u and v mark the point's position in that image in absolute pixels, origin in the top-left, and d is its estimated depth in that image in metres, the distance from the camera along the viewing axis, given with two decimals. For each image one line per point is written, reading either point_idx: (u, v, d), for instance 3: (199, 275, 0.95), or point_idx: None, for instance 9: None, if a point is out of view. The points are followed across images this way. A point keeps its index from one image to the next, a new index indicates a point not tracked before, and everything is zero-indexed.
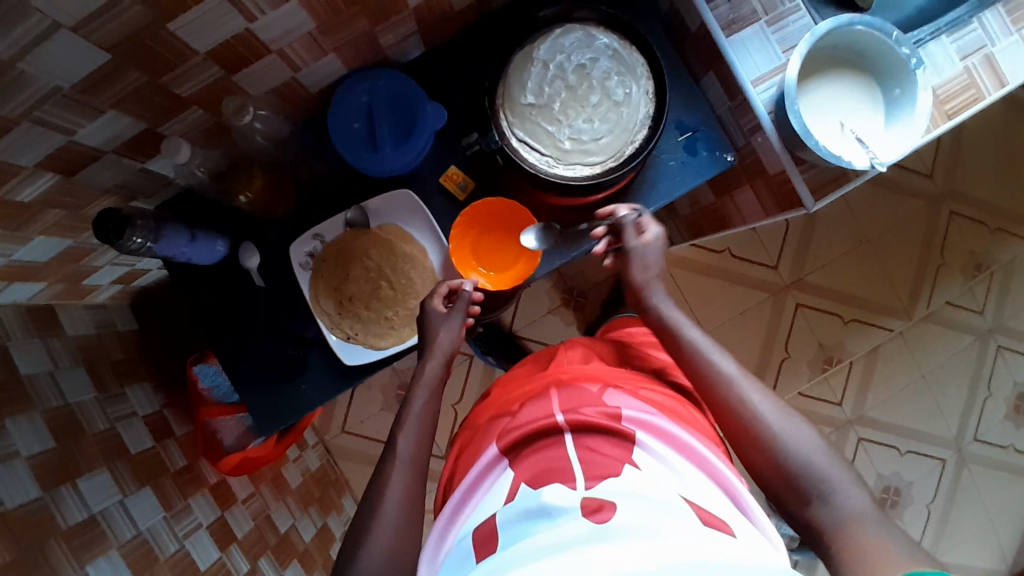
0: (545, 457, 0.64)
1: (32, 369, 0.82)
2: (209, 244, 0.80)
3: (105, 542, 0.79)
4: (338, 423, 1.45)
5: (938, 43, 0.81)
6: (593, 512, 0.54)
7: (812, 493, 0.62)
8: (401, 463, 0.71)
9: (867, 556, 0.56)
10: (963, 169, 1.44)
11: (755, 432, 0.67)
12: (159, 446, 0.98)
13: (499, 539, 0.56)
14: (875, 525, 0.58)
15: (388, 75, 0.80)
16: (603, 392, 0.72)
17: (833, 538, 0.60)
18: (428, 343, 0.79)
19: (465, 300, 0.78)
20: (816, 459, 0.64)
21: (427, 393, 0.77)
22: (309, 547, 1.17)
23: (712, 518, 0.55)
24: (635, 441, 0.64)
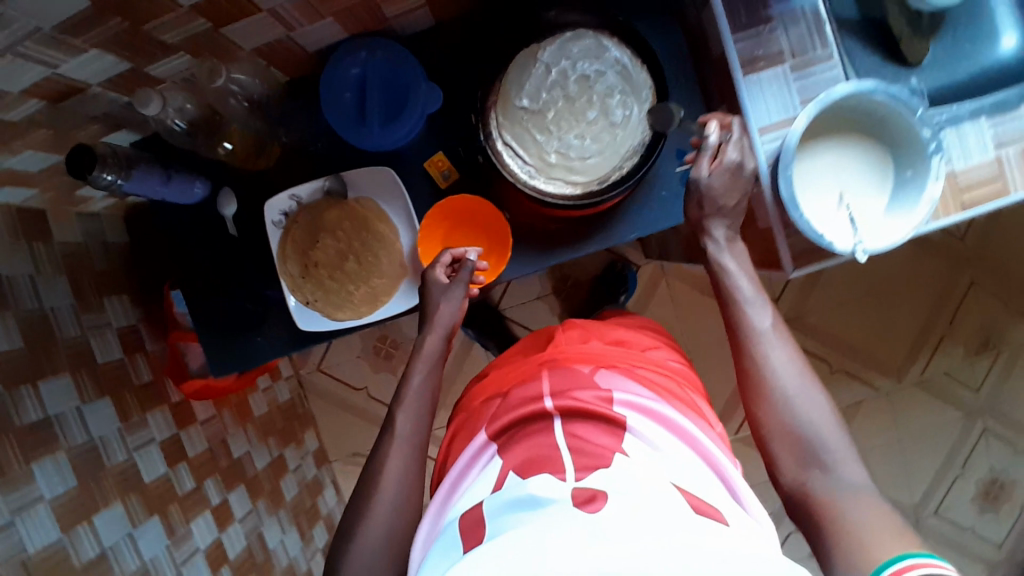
0: (534, 444, 0.62)
1: (12, 272, 0.84)
2: (187, 185, 0.81)
3: (56, 444, 0.82)
4: (314, 361, 1.49)
5: (974, 124, 0.77)
6: (585, 501, 0.51)
7: (813, 461, 0.63)
8: (399, 440, 0.71)
9: (862, 531, 0.55)
10: (999, 240, 1.36)
11: (766, 391, 0.67)
12: (126, 360, 1.01)
13: (486, 528, 0.53)
14: (867, 498, 0.59)
15: (394, 57, 0.78)
16: (595, 374, 0.72)
17: (822, 504, 0.60)
18: (429, 315, 0.77)
19: (467, 271, 0.76)
20: (815, 424, 0.64)
21: (427, 368, 0.76)
22: (259, 475, 1.23)
23: (704, 505, 0.53)
24: (625, 428, 0.63)
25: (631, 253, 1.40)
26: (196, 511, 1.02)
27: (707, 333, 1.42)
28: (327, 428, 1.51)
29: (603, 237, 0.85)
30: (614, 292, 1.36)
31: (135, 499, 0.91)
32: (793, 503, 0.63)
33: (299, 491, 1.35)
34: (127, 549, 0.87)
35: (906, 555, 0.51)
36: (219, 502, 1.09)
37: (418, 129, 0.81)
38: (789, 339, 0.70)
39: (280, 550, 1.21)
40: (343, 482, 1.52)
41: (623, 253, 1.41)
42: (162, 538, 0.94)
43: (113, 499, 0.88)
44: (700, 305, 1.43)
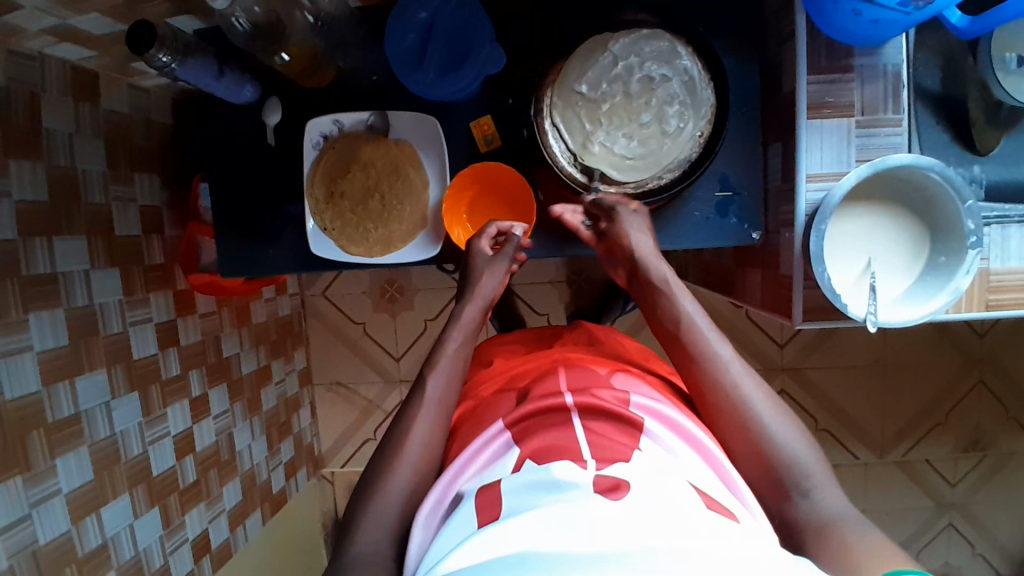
0: (550, 434, 0.62)
1: (53, 125, 0.86)
2: (235, 85, 0.82)
3: (56, 300, 0.85)
4: (321, 285, 1.51)
5: (1022, 231, 0.75)
6: (608, 490, 0.53)
7: (791, 488, 0.62)
8: (427, 408, 0.71)
9: (853, 553, 0.55)
10: (1016, 346, 1.36)
11: (739, 415, 0.66)
12: (142, 238, 1.03)
13: (503, 505, 0.54)
14: (854, 522, 0.59)
15: (473, 15, 0.77)
16: (611, 375, 0.72)
17: (816, 531, 0.59)
18: (471, 287, 0.80)
19: (513, 246, 0.80)
20: (794, 449, 0.64)
21: (461, 338, 0.77)
22: (243, 379, 1.26)
23: (718, 505, 0.55)
24: (643, 430, 0.63)
25: None
26: (175, 398, 1.06)
27: None
28: (317, 352, 1.54)
29: None
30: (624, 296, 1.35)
31: (119, 369, 0.95)
32: (786, 533, 0.62)
33: (276, 404, 1.38)
34: (101, 416, 0.90)
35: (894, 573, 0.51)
36: (199, 394, 1.12)
37: (474, 85, 0.81)
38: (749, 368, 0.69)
39: (244, 455, 1.25)
40: (320, 407, 1.55)
41: None
42: (137, 415, 0.97)
43: (98, 366, 0.91)
44: None
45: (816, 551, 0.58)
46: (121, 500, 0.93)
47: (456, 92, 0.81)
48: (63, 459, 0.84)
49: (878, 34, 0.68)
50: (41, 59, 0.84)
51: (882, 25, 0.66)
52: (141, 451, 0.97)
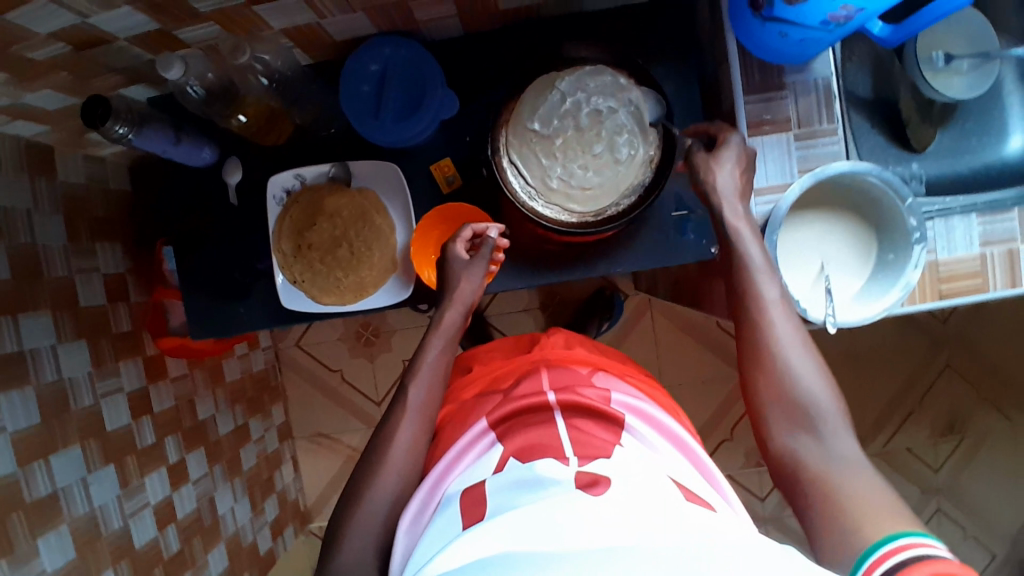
0: (534, 433, 0.66)
1: (11, 204, 0.85)
2: (194, 149, 0.83)
3: (24, 378, 0.83)
4: (294, 337, 1.50)
5: (965, 220, 0.78)
6: (587, 484, 0.55)
7: (803, 425, 0.64)
8: (409, 411, 0.73)
9: (849, 506, 0.56)
10: (979, 328, 1.42)
11: (773, 360, 0.67)
12: (108, 306, 1.02)
13: (487, 505, 0.56)
14: (857, 470, 0.60)
15: (435, 71, 0.80)
16: (593, 375, 0.77)
17: (811, 474, 0.61)
18: (450, 291, 0.80)
19: (489, 248, 0.79)
20: (813, 392, 0.65)
21: (442, 344, 0.79)
22: (221, 440, 1.24)
23: (694, 495, 0.58)
24: (624, 427, 0.68)
25: (623, 282, 1.43)
26: (152, 467, 1.03)
27: (684, 371, 1.44)
28: (296, 404, 1.52)
29: (590, 267, 0.87)
30: (599, 318, 1.37)
31: (94, 444, 0.92)
32: (785, 469, 0.64)
33: (257, 462, 1.36)
34: (79, 493, 0.88)
35: (888, 539, 0.51)
36: (176, 460, 1.10)
37: (431, 128, 0.83)
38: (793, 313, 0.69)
39: (228, 518, 1.21)
40: (303, 460, 1.53)
41: (613, 281, 1.43)
42: (115, 488, 0.94)
43: (73, 442, 0.89)
44: (683, 345, 1.44)
45: (810, 495, 0.60)
46: None
47: (397, 142, 0.83)
48: (44, 539, 0.81)
49: (804, 51, 0.72)
50: None
51: (809, 42, 0.70)
52: (122, 524, 0.94)
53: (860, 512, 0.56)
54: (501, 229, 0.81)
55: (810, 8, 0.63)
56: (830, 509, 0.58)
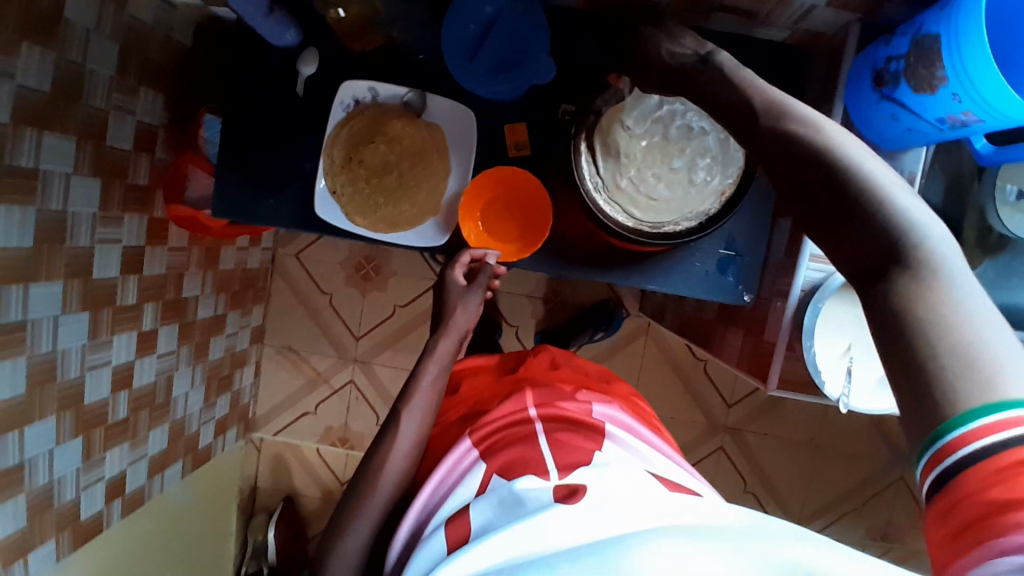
0: (518, 448, 0.65)
1: (74, 17, 0.81)
2: (281, 27, 0.80)
3: (31, 198, 0.79)
4: (295, 247, 1.46)
5: None
6: (567, 496, 0.56)
7: (895, 260, 0.43)
8: (404, 442, 0.70)
9: (964, 347, 0.39)
10: None
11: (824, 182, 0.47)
12: (132, 154, 0.98)
13: (474, 522, 0.58)
14: (972, 293, 0.41)
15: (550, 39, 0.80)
16: (576, 391, 0.78)
17: (928, 287, 0.41)
18: (447, 319, 0.80)
19: (486, 274, 0.81)
20: (908, 211, 0.44)
21: (438, 369, 0.76)
22: (195, 323, 1.20)
23: (675, 486, 0.62)
24: (606, 435, 0.68)
25: (629, 301, 1.43)
26: (123, 328, 1.00)
27: (657, 403, 1.45)
28: (275, 312, 1.49)
29: (625, 275, 0.86)
30: (595, 326, 1.37)
31: (75, 285, 0.89)
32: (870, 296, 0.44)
33: (222, 356, 1.33)
34: (46, 329, 0.84)
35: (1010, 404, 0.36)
36: (150, 329, 1.07)
37: (520, 90, 0.82)
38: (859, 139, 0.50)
39: (179, 402, 1.19)
40: (264, 367, 1.50)
41: (620, 295, 1.43)
42: (82, 336, 0.91)
43: (56, 277, 0.85)
44: (664, 379, 1.45)
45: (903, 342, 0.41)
46: (47, 422, 0.87)
47: (482, 92, 0.82)
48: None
49: (904, 142, 0.72)
50: None
51: (914, 134, 0.70)
52: (78, 375, 0.91)
53: (985, 362, 0.38)
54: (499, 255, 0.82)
55: (933, 102, 0.64)
56: (945, 346, 0.39)
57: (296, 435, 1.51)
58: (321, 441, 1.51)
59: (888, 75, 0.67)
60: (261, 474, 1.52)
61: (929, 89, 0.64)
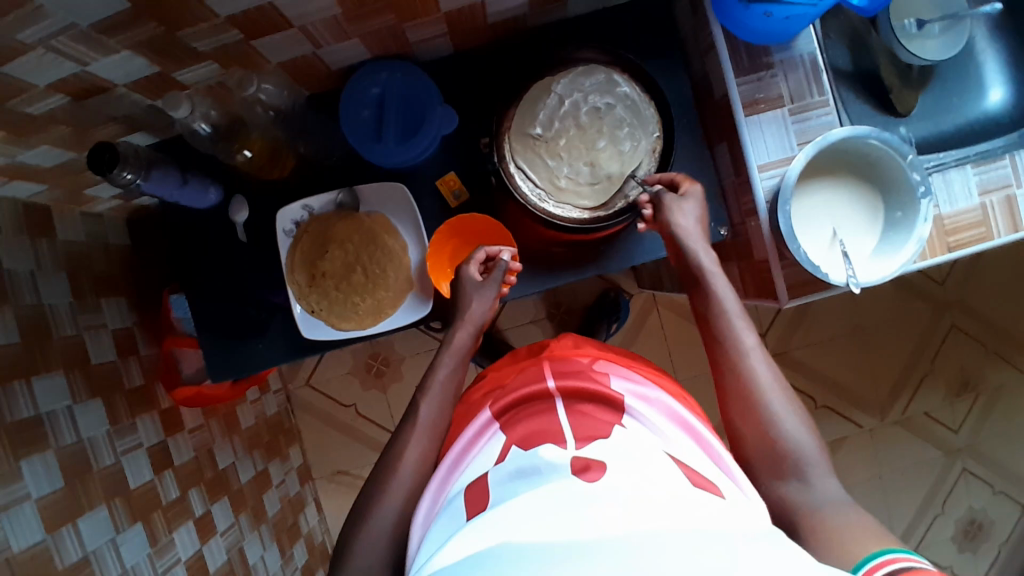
0: (536, 422, 0.66)
1: (15, 265, 0.84)
2: (201, 190, 0.83)
3: (44, 443, 0.81)
4: (304, 376, 1.48)
5: (962, 172, 0.81)
6: (581, 471, 0.56)
7: (790, 473, 0.63)
8: (420, 426, 0.73)
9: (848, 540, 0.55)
10: (979, 287, 1.45)
11: (743, 390, 0.69)
12: (119, 361, 1.00)
13: (490, 495, 0.57)
14: (848, 510, 0.59)
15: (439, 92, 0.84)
16: (593, 362, 0.76)
17: (800, 520, 0.60)
18: (462, 311, 0.79)
19: (500, 269, 0.79)
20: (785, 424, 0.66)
21: (453, 361, 0.78)
22: (244, 489, 1.20)
23: (702, 480, 0.57)
24: (624, 409, 0.68)
25: (627, 282, 1.44)
26: (179, 521, 1.00)
27: (697, 363, 1.45)
28: (312, 444, 1.49)
29: (605, 262, 0.88)
30: (607, 319, 1.38)
31: (120, 503, 0.89)
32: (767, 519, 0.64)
33: (281, 508, 1.32)
34: (109, 554, 0.85)
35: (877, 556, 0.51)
36: (202, 512, 1.06)
37: (433, 148, 0.84)
38: (768, 354, 0.71)
39: (259, 567, 1.18)
40: (324, 500, 1.50)
41: (616, 282, 1.44)
42: (145, 547, 0.91)
43: (99, 503, 0.86)
44: (692, 338, 1.45)
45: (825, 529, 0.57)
46: None
47: (399, 163, 0.84)
48: None
49: (790, 29, 0.75)
50: None
51: (793, 19, 0.72)
52: None
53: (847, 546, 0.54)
54: (511, 252, 0.81)
55: None
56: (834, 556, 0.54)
57: None
58: None
59: None
60: None
61: None
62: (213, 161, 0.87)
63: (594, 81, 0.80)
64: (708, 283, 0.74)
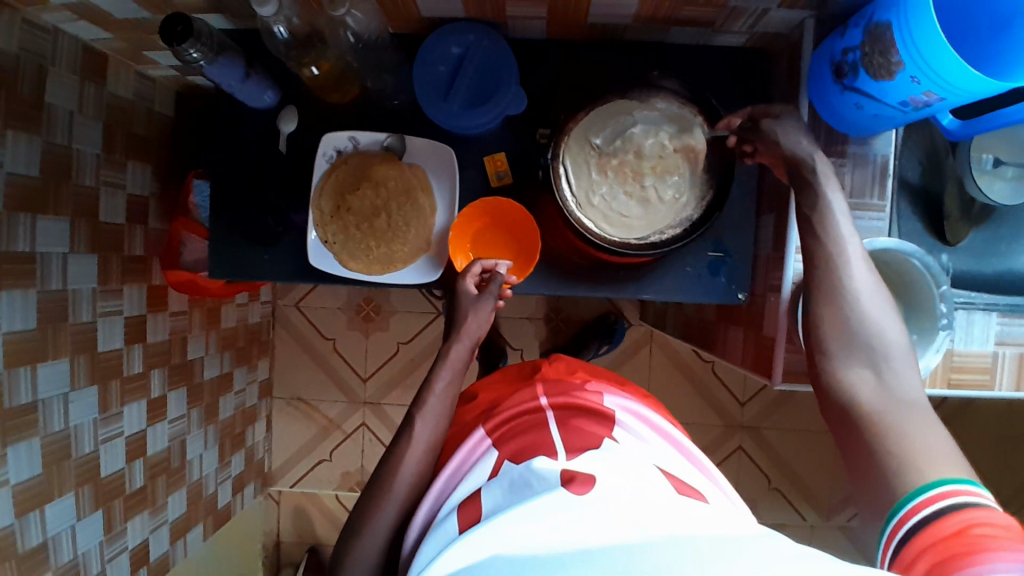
0: (527, 436, 0.66)
1: (56, 102, 0.84)
2: (258, 89, 0.83)
3: (29, 281, 0.81)
4: (295, 296, 1.48)
5: (986, 317, 0.81)
6: (569, 480, 0.55)
7: (866, 368, 0.64)
8: (414, 447, 0.70)
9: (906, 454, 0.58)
10: (960, 430, 1.46)
11: (832, 294, 0.66)
12: (126, 226, 1.00)
13: (486, 506, 0.57)
14: (920, 416, 0.60)
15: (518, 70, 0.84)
16: (586, 383, 0.77)
17: (866, 412, 0.62)
18: (458, 325, 0.78)
19: (498, 282, 0.79)
20: (868, 323, 0.65)
21: (451, 372, 0.75)
22: (203, 385, 1.21)
23: (685, 488, 0.59)
24: (616, 422, 0.69)
25: (630, 311, 1.44)
26: (133, 397, 1.01)
27: (669, 409, 1.46)
28: (281, 363, 1.50)
29: (621, 287, 0.88)
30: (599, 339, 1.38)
31: (82, 361, 0.90)
32: (836, 409, 0.64)
33: (233, 414, 1.33)
34: (56, 409, 0.85)
35: (941, 483, 0.55)
36: (158, 396, 1.07)
37: (494, 123, 0.85)
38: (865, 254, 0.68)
39: (194, 465, 1.19)
40: (276, 420, 1.51)
41: (620, 307, 1.44)
42: (94, 410, 0.92)
43: (62, 355, 0.86)
44: (674, 384, 1.46)
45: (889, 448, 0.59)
46: (66, 499, 0.87)
47: (457, 128, 0.85)
48: (13, 448, 0.79)
49: (873, 128, 0.74)
50: (55, 33, 0.81)
51: (880, 120, 0.72)
52: (93, 449, 0.92)
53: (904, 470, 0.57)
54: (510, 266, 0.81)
55: (894, 87, 0.65)
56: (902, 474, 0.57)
57: (313, 484, 1.51)
58: (338, 488, 1.51)
59: (847, 66, 0.69)
60: (283, 527, 1.52)
61: (888, 75, 0.65)
62: (279, 64, 0.87)
63: (672, 119, 0.80)
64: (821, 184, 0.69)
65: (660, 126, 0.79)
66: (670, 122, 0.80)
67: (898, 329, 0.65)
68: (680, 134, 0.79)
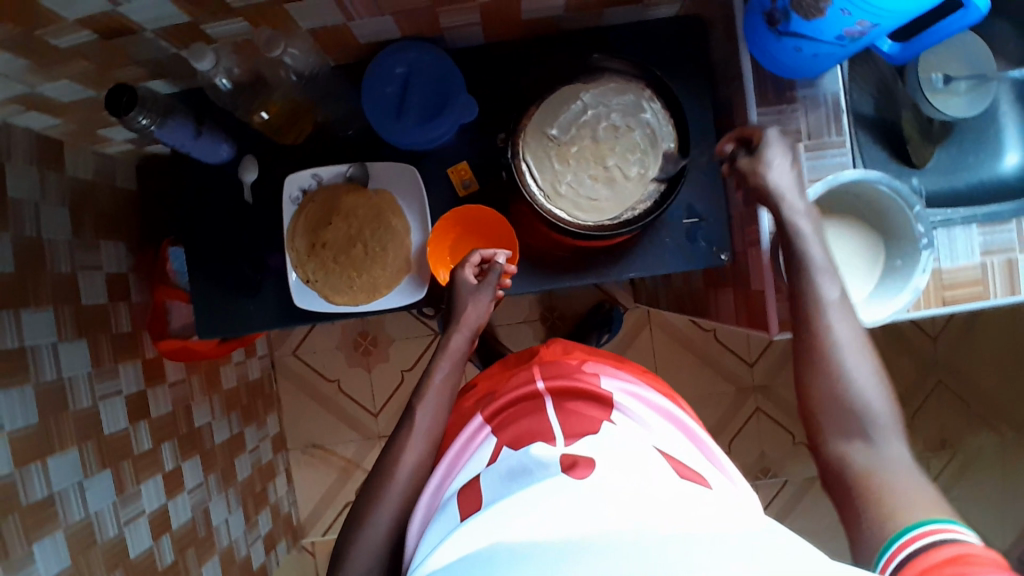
0: (525, 422, 0.66)
1: (19, 195, 0.84)
2: (213, 144, 0.83)
3: (23, 375, 0.80)
4: (291, 345, 1.48)
5: (966, 230, 0.81)
6: (569, 467, 0.56)
7: (857, 434, 0.66)
8: (415, 444, 0.70)
9: (889, 506, 0.60)
10: (969, 350, 1.46)
11: (821, 356, 0.68)
12: (110, 305, 1.00)
13: (486, 495, 0.57)
14: (906, 479, 0.63)
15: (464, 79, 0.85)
16: (583, 363, 0.76)
17: (859, 478, 0.64)
18: (457, 315, 0.79)
19: (497, 273, 0.79)
20: (855, 379, 0.67)
21: (450, 365, 0.77)
22: (216, 449, 1.20)
23: (688, 472, 0.59)
24: (613, 404, 0.68)
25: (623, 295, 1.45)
26: (148, 473, 1.00)
27: (681, 384, 1.46)
28: (290, 414, 1.50)
29: (602, 270, 0.88)
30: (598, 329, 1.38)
31: (91, 446, 0.89)
32: (830, 473, 0.67)
33: (251, 473, 1.33)
34: (74, 497, 0.85)
35: (918, 527, 0.57)
36: (172, 468, 1.06)
37: (450, 134, 0.85)
38: (851, 311, 0.70)
39: (222, 530, 1.18)
40: (295, 471, 1.50)
41: (613, 294, 1.44)
42: (111, 493, 0.91)
43: (70, 444, 0.86)
44: (680, 359, 1.46)
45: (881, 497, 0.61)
46: None
47: (416, 145, 0.85)
48: (39, 543, 0.78)
49: (816, 67, 0.76)
50: (5, 128, 0.82)
51: (821, 58, 0.73)
52: (117, 531, 0.91)
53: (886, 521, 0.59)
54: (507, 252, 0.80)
55: (827, 23, 0.66)
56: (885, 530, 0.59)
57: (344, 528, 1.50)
58: None
59: (778, 13, 0.70)
60: None
61: (818, 13, 0.66)
62: (229, 117, 0.87)
63: (622, 96, 0.81)
64: (796, 236, 0.70)
65: (612, 105, 0.81)
66: (620, 100, 0.81)
67: (886, 390, 0.67)
68: (633, 109, 0.81)
